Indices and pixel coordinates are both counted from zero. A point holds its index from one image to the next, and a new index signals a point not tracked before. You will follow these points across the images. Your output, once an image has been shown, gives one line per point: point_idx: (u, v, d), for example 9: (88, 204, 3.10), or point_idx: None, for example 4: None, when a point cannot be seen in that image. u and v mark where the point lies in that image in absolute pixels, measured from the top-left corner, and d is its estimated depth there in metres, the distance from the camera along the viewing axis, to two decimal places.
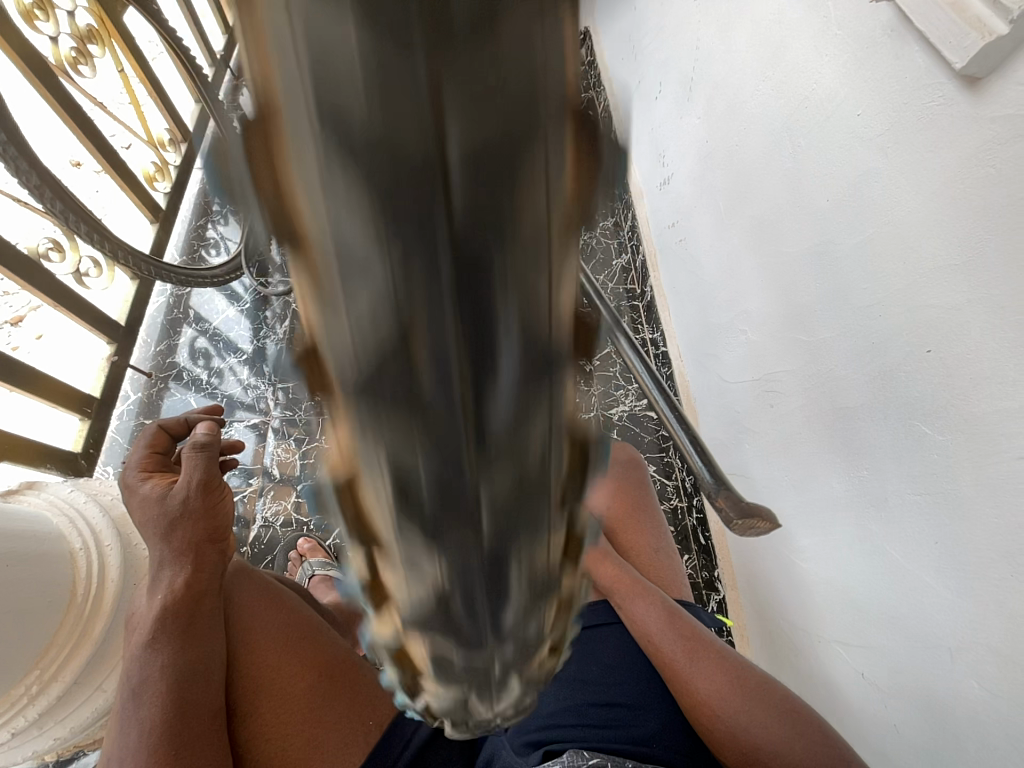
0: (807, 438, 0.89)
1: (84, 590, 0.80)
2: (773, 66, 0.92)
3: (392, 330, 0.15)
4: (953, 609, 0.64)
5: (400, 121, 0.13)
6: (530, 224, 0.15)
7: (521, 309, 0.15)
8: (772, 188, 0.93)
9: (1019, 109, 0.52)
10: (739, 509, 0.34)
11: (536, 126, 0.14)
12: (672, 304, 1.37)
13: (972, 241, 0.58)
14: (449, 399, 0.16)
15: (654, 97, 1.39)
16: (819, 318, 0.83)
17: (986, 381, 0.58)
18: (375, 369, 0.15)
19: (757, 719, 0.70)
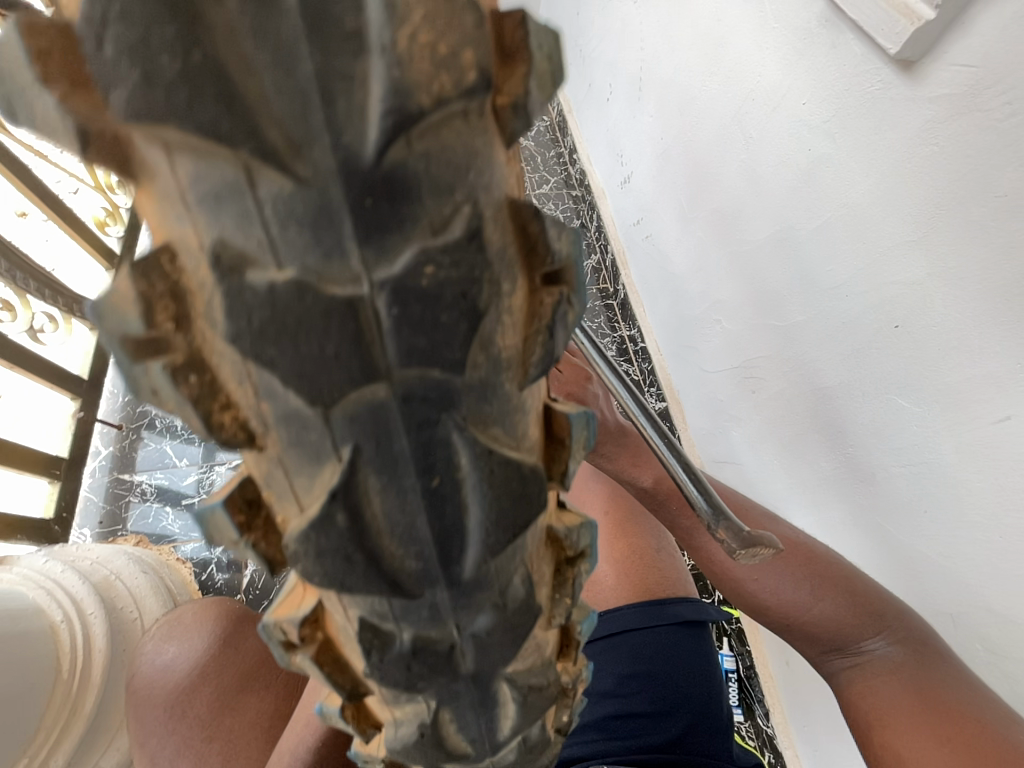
0: (788, 418, 0.89)
1: (70, 663, 0.75)
2: (715, 63, 0.94)
3: (389, 629, 0.23)
4: (950, 575, 0.65)
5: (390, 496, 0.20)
6: (496, 561, 0.22)
7: (495, 605, 0.23)
8: (729, 180, 0.94)
9: (953, 88, 0.55)
10: (741, 539, 0.34)
11: (503, 504, 0.21)
12: (645, 297, 1.36)
13: (926, 219, 0.60)
14: (443, 661, 0.24)
15: (605, 99, 1.40)
16: (789, 299, 0.84)
17: (953, 350, 0.60)
18: (388, 664, 0.23)
19: (788, 589, 0.60)
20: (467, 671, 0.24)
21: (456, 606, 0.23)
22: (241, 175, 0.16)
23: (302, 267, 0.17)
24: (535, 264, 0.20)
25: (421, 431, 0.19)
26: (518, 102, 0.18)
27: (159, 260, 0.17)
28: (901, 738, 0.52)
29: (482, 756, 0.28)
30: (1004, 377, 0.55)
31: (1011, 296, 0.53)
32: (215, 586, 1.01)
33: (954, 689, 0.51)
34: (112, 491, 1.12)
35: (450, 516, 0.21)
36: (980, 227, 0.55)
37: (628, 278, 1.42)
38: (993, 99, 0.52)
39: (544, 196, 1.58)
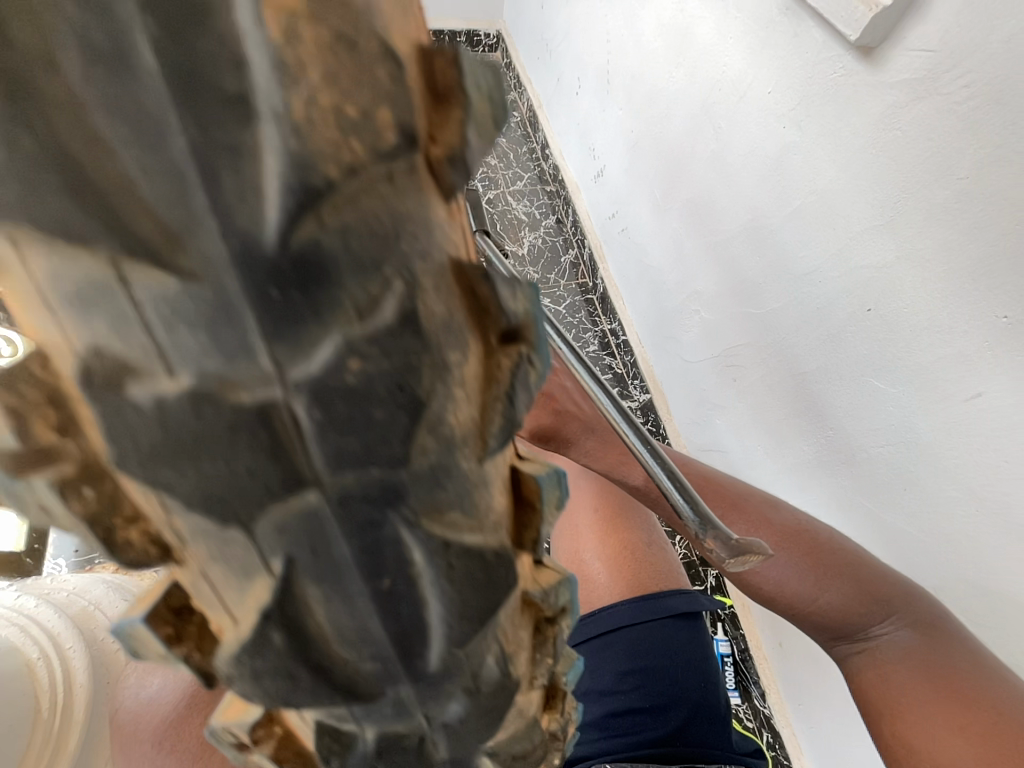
0: (770, 404, 0.89)
1: (49, 702, 0.67)
2: (682, 53, 0.94)
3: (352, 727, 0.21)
4: (930, 550, 0.67)
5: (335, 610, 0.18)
6: (464, 651, 0.20)
7: (467, 690, 0.21)
8: (699, 171, 0.94)
9: (914, 74, 0.58)
10: (730, 548, 0.35)
11: (468, 594, 0.19)
12: (624, 290, 1.33)
13: (895, 201, 0.61)
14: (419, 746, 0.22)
15: (574, 93, 1.39)
16: (765, 288, 0.84)
17: (925, 331, 0.61)
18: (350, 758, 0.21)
19: (795, 579, 0.60)
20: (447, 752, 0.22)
21: (424, 698, 0.20)
22: (110, 276, 0.13)
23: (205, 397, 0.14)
24: (488, 327, 0.16)
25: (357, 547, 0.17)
26: (456, 152, 0.15)
27: (29, 365, 0.14)
28: (914, 718, 0.53)
29: None
30: (973, 354, 0.57)
31: (979, 277, 0.55)
32: None
33: (961, 669, 0.53)
34: None
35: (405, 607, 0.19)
36: (944, 208, 0.57)
37: (607, 272, 1.38)
38: (957, 82, 0.54)
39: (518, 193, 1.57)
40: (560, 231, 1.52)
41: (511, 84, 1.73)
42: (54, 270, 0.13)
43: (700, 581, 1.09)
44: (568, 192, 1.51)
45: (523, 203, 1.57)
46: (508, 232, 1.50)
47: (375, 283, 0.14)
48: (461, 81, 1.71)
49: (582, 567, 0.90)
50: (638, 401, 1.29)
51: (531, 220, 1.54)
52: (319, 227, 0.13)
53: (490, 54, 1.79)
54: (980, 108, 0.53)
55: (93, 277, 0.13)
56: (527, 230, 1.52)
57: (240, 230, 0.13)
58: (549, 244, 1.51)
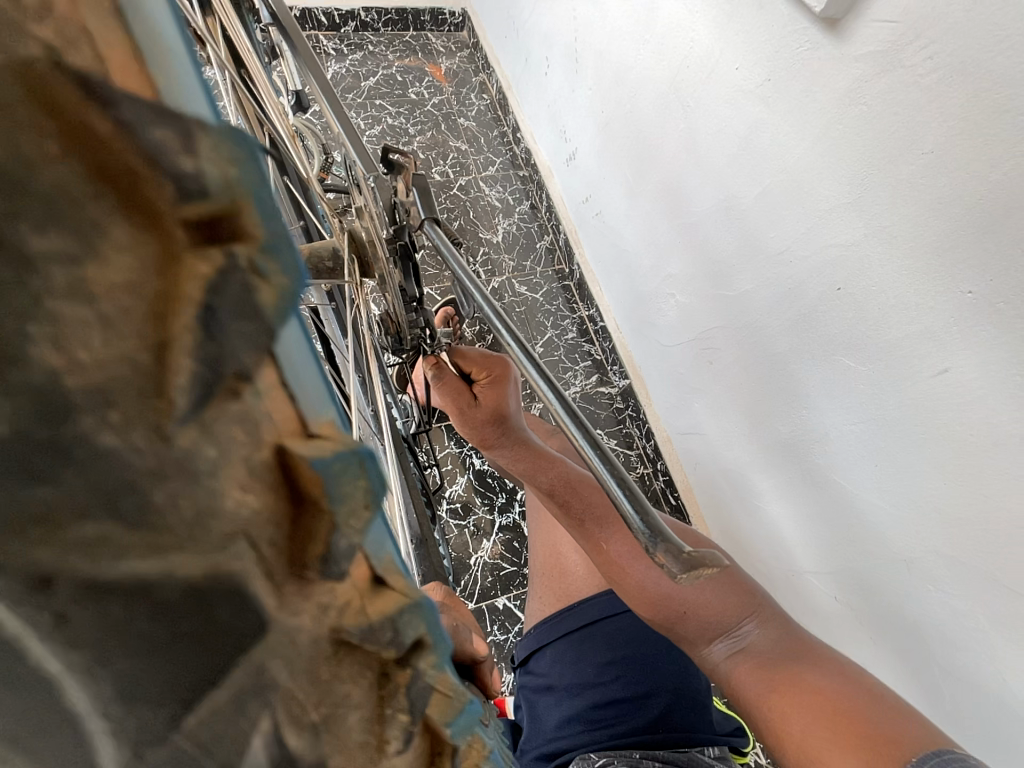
0: (747, 389, 0.87)
1: None
2: (647, 29, 0.91)
3: None
4: (898, 528, 0.67)
5: None
6: None
7: None
8: (670, 151, 0.91)
9: (881, 44, 0.55)
10: (683, 562, 0.29)
11: None
12: (599, 275, 1.30)
13: (863, 177, 0.60)
14: None
15: (542, 73, 1.34)
16: (736, 268, 0.82)
17: (893, 309, 0.60)
18: None
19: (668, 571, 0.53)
20: None
21: None
22: None
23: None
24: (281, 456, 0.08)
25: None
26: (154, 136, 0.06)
27: None
28: (789, 712, 0.47)
29: None
30: (940, 332, 0.56)
31: (944, 251, 0.53)
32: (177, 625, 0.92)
33: (817, 672, 0.49)
34: None
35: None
36: (909, 185, 0.55)
37: (582, 257, 1.34)
38: (917, 53, 0.53)
39: (490, 178, 1.51)
40: (535, 218, 1.47)
41: (479, 64, 1.68)
42: None
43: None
44: (540, 176, 1.47)
45: (496, 189, 1.50)
46: (482, 219, 1.44)
47: None
48: (427, 61, 1.65)
49: (559, 560, 0.92)
50: (619, 388, 1.29)
51: (505, 204, 1.48)
52: None
53: (456, 33, 1.73)
54: (943, 80, 0.51)
55: None
56: (501, 217, 1.46)
57: None
58: (524, 230, 1.46)
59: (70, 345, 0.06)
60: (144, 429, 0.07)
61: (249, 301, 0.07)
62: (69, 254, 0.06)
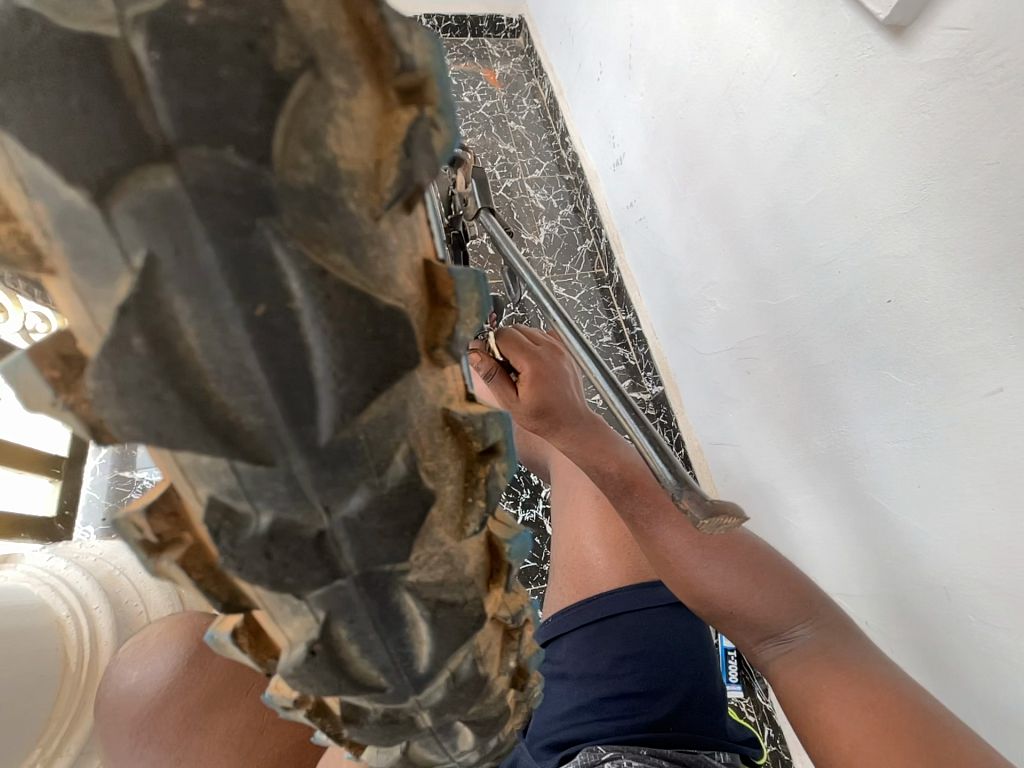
0: (785, 400, 0.87)
1: (76, 658, 0.73)
2: (705, 36, 0.92)
3: (326, 650, 0.20)
4: (938, 549, 0.65)
5: (293, 512, 0.18)
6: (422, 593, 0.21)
7: (432, 625, 0.21)
8: (721, 157, 0.92)
9: (947, 52, 0.55)
10: (704, 509, 0.37)
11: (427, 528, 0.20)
12: (639, 281, 1.32)
13: (920, 186, 0.59)
14: (378, 660, 0.21)
15: (595, 79, 1.37)
16: (781, 277, 0.82)
17: (947, 323, 0.59)
18: (323, 681, 0.21)
19: (720, 569, 0.56)
20: (386, 645, 0.21)
21: (388, 625, 0.21)
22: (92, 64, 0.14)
23: (141, 318, 0.15)
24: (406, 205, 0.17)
25: (294, 505, 0.18)
26: (394, 59, 0.15)
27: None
28: (835, 707, 0.50)
29: (403, 696, 0.23)
30: (996, 348, 0.54)
31: (1003, 265, 0.52)
32: None
33: (868, 675, 0.50)
34: (116, 491, 1.07)
35: (337, 592, 0.20)
36: (970, 196, 0.55)
37: (623, 262, 1.36)
38: (985, 62, 0.52)
39: (536, 181, 1.54)
40: (577, 221, 1.49)
41: (532, 70, 1.72)
42: (39, 159, 0.14)
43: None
44: (585, 181, 1.49)
45: (541, 191, 1.54)
46: (525, 220, 1.48)
47: (280, 143, 0.15)
48: (483, 67, 1.71)
49: (581, 554, 0.89)
50: (652, 394, 1.27)
51: (549, 207, 1.51)
52: (228, 94, 0.14)
53: (512, 39, 1.78)
54: (1012, 89, 0.50)
55: (59, 160, 0.14)
56: (544, 219, 1.49)
57: (133, 88, 0.14)
58: (566, 233, 1.49)
59: (340, 138, 0.15)
60: (367, 200, 0.16)
61: (427, 134, 0.16)
62: (346, 90, 0.15)
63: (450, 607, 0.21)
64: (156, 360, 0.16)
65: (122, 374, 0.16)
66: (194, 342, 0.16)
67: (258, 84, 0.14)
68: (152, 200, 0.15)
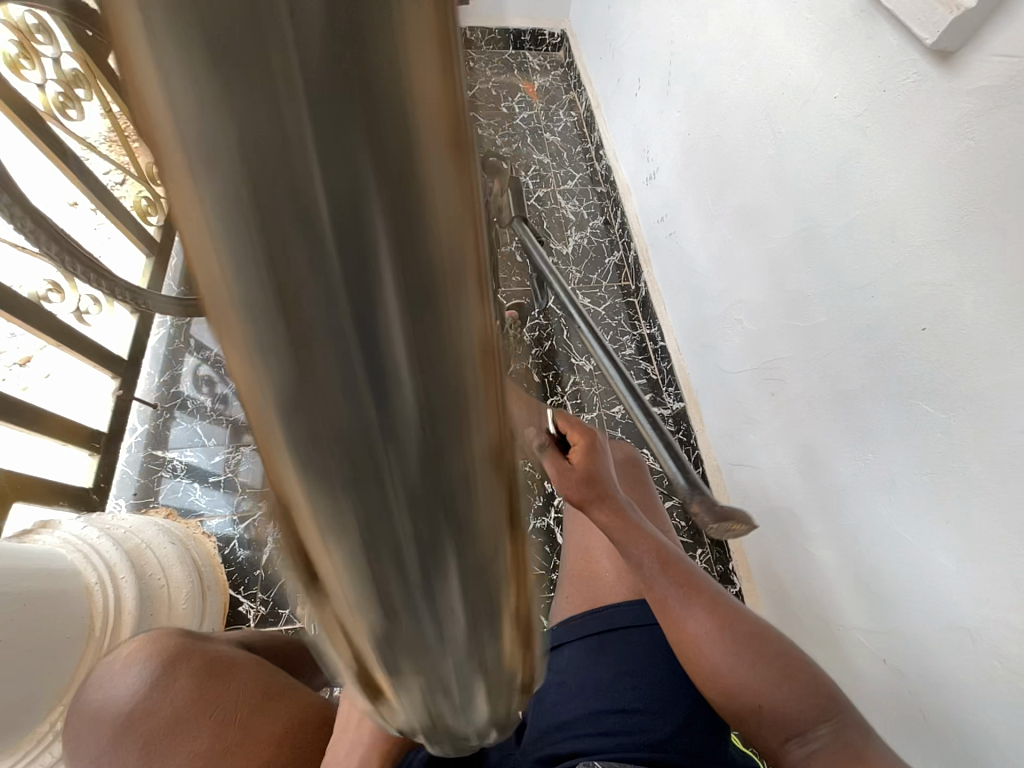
0: (811, 423, 0.85)
1: (101, 622, 0.81)
2: (747, 56, 0.92)
3: (360, 446, 0.11)
4: (964, 588, 0.63)
5: (347, 309, 0.11)
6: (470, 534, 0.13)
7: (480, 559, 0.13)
8: (756, 176, 0.92)
9: (995, 81, 0.54)
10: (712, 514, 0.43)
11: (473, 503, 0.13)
12: (667, 296, 1.32)
13: (961, 215, 0.59)
14: (421, 533, 0.12)
15: (634, 94, 1.39)
16: (813, 299, 0.81)
17: (982, 355, 0.58)
18: (360, 486, 0.12)
19: (746, 659, 0.54)
20: (448, 514, 0.12)
21: (459, 501, 0.12)
22: None
23: (208, 96, 0.09)
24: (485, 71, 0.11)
25: (358, 281, 0.10)
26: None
27: None
28: None
29: (441, 615, 0.13)
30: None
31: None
32: (239, 561, 1.02)
33: None
34: (148, 467, 1.13)
35: (377, 546, 0.12)
36: (1014, 226, 0.54)
37: (651, 276, 1.37)
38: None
39: (568, 192, 1.57)
40: (607, 233, 1.51)
41: (571, 83, 1.76)
42: None
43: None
44: (617, 194, 1.51)
45: (572, 203, 1.57)
46: (555, 230, 1.51)
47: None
48: (523, 79, 1.75)
49: (590, 562, 0.88)
50: (672, 409, 1.27)
51: (579, 218, 1.54)
52: None
53: (553, 53, 1.83)
54: None
55: None
56: (574, 229, 1.51)
57: None
58: (594, 244, 1.51)
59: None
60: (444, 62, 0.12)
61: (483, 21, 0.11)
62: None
63: (502, 671, 0.15)
64: (220, 85, 0.09)
65: (199, 189, 0.10)
66: (272, 152, 0.09)
67: None
68: None
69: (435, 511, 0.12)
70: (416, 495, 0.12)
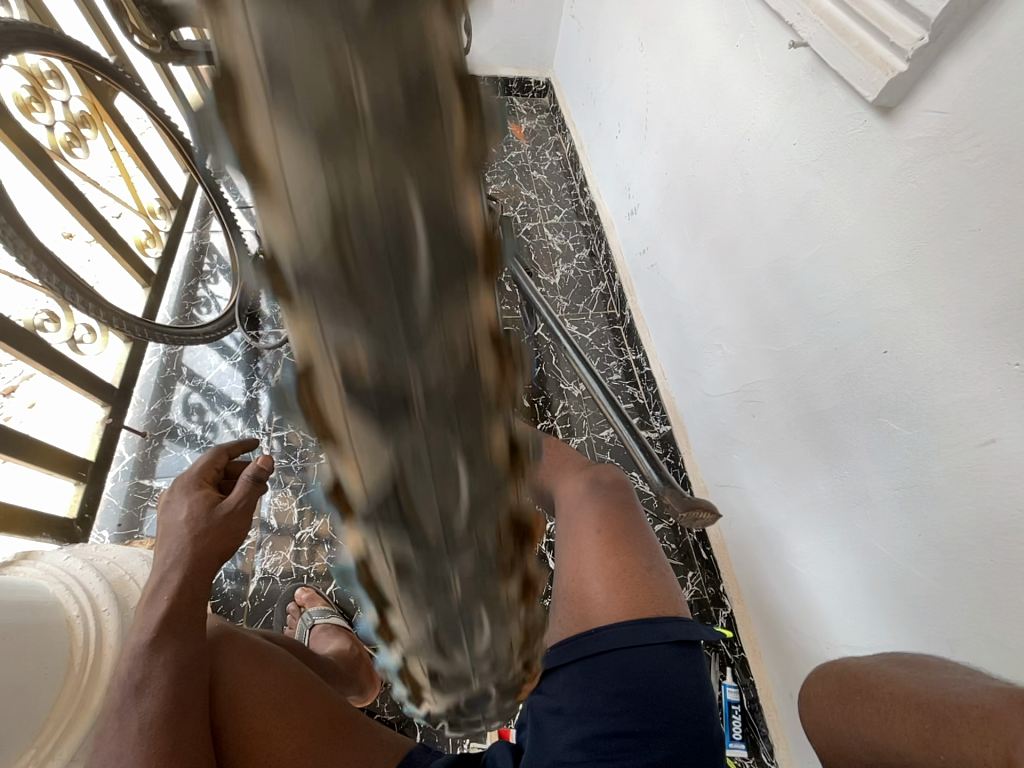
0: (789, 443, 0.89)
1: (82, 659, 0.76)
2: (716, 105, 1.01)
3: (409, 488, 0.19)
4: (942, 599, 0.66)
5: (408, 399, 0.17)
6: (487, 521, 0.21)
7: (497, 538, 0.22)
8: (728, 213, 0.99)
9: (930, 132, 0.59)
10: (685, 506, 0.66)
11: (491, 493, 0.20)
12: (650, 324, 1.39)
13: (910, 248, 0.63)
14: (453, 536, 0.20)
15: (614, 137, 1.50)
16: (785, 326, 0.87)
17: (940, 374, 0.62)
18: (409, 515, 0.19)
19: (840, 751, 0.59)
20: (464, 523, 0.20)
21: (468, 510, 0.20)
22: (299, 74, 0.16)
23: (335, 286, 0.16)
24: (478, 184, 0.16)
25: (407, 384, 0.17)
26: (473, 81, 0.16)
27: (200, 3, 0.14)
28: None
29: (456, 597, 0.22)
30: (987, 401, 0.57)
31: (991, 323, 0.56)
32: (224, 593, 1.03)
33: None
34: (133, 496, 1.13)
35: (423, 553, 0.20)
36: (957, 257, 0.58)
37: (634, 304, 1.45)
38: (967, 141, 0.56)
39: (555, 226, 1.69)
40: (592, 265, 1.62)
41: (556, 126, 1.89)
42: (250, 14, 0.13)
43: (710, 622, 1.15)
44: (602, 227, 1.61)
45: (558, 236, 1.70)
46: (542, 263, 1.60)
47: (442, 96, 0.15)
48: (511, 122, 1.90)
49: (580, 586, 0.78)
50: (659, 432, 1.33)
51: (565, 250, 1.65)
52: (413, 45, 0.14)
53: (538, 99, 1.98)
54: (992, 166, 0.54)
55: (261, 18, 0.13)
56: (561, 261, 1.63)
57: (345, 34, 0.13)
58: (581, 276, 1.61)
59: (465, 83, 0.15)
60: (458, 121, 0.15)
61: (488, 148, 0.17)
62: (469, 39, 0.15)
63: (503, 627, 0.24)
64: (333, 260, 0.15)
65: (338, 361, 0.17)
66: (361, 298, 0.16)
67: (421, 56, 0.14)
68: (338, 82, 0.14)
69: (458, 537, 0.20)
70: (443, 515, 0.20)
